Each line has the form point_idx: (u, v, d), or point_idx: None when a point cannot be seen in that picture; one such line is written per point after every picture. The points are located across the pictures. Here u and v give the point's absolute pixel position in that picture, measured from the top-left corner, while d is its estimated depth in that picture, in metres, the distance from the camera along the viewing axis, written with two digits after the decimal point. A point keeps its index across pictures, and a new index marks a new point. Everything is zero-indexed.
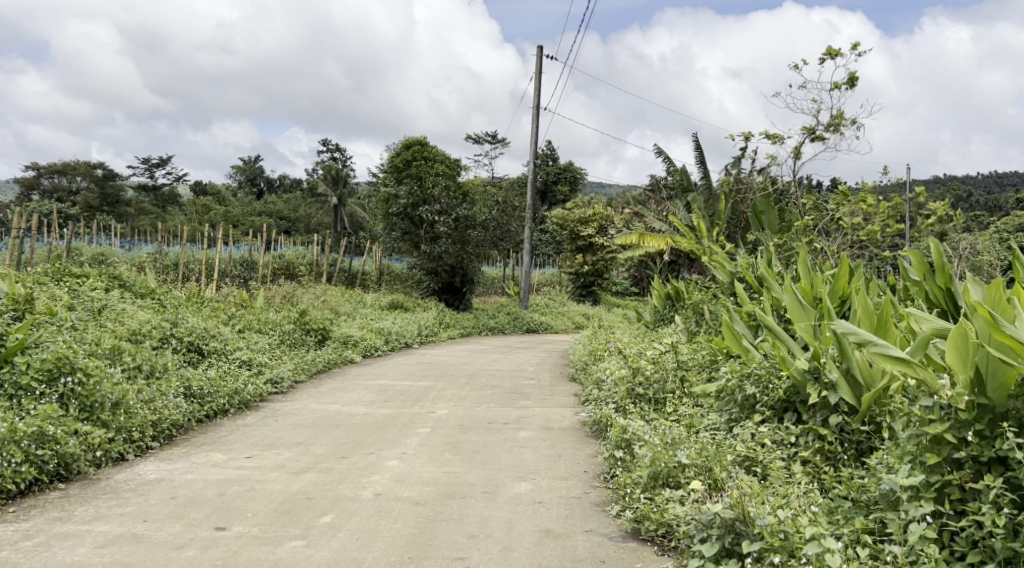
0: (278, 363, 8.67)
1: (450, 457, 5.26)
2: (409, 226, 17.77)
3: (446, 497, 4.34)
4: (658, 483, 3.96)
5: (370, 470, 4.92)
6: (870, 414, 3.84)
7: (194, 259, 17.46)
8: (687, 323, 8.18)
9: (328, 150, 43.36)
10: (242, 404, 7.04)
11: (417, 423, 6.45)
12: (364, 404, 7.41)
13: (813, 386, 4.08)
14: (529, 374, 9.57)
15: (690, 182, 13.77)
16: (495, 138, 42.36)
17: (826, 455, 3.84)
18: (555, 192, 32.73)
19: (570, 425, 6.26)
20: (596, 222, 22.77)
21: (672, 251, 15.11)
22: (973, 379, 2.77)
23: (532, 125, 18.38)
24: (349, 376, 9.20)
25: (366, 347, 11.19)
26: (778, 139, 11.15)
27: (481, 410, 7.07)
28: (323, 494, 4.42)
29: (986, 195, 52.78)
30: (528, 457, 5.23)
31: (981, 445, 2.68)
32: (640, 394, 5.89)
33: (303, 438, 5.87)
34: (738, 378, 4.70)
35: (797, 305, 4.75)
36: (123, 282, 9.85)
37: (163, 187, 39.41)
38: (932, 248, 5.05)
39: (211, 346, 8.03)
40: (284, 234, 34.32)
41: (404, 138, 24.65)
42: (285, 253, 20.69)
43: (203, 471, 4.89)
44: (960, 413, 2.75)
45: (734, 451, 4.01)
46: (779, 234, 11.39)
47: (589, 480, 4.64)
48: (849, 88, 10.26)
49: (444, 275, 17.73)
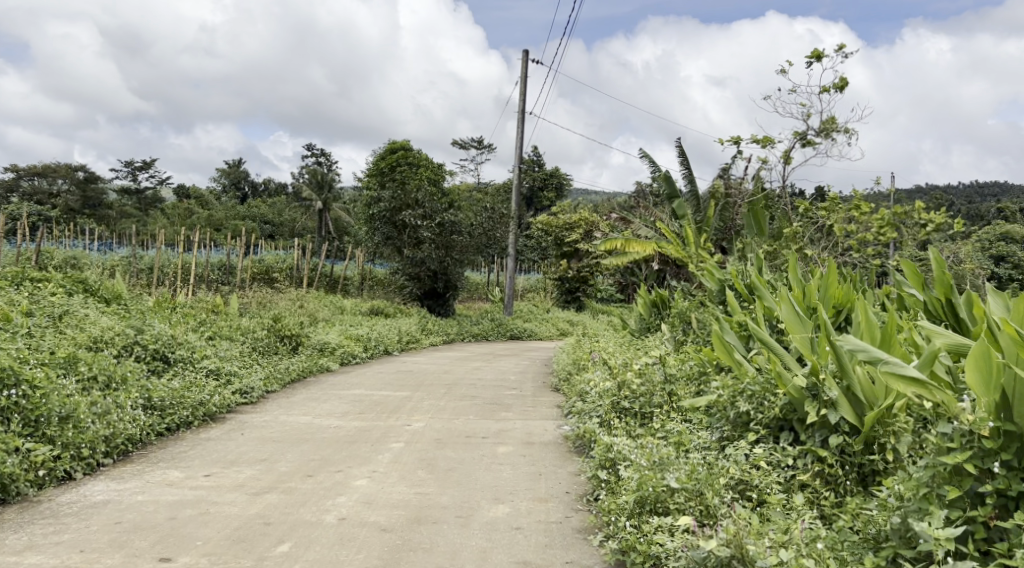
0: (248, 372, 8.30)
1: (423, 475, 4.93)
2: (390, 230, 17.36)
3: (416, 522, 4.02)
4: (645, 509, 3.67)
5: (336, 490, 4.59)
6: (874, 435, 3.55)
7: (170, 263, 17.03)
8: (674, 331, 7.90)
9: (313, 154, 42.91)
10: (207, 416, 6.68)
11: (391, 437, 6.11)
12: (337, 416, 7.06)
13: (812, 404, 3.78)
14: (511, 383, 9.26)
15: (677, 188, 13.53)
16: (481, 143, 42.07)
17: (827, 479, 3.58)
18: (541, 198, 32.52)
19: (552, 439, 5.95)
20: (581, 227, 22.51)
21: (658, 257, 14.91)
22: (998, 403, 2.49)
23: (517, 130, 18.09)
24: (323, 385, 8.85)
25: (343, 355, 10.83)
26: (768, 144, 10.92)
27: (459, 423, 6.75)
28: (282, 518, 4.09)
29: (967, 204, 53.21)
30: (506, 476, 4.91)
31: (1008, 477, 2.41)
32: (625, 408, 5.61)
33: (268, 454, 5.53)
34: (731, 394, 4.42)
35: (796, 316, 4.43)
36: (89, 286, 9.45)
37: (145, 190, 38.87)
38: (929, 257, 4.80)
39: (177, 354, 7.66)
40: (267, 238, 33.85)
41: (387, 143, 24.37)
42: (264, 258, 20.28)
43: (155, 491, 4.54)
44: (984, 440, 2.48)
45: (728, 474, 3.72)
46: (768, 242, 11.15)
47: (571, 502, 4.34)
48: (838, 92, 10.04)
49: (427, 281, 17.51)
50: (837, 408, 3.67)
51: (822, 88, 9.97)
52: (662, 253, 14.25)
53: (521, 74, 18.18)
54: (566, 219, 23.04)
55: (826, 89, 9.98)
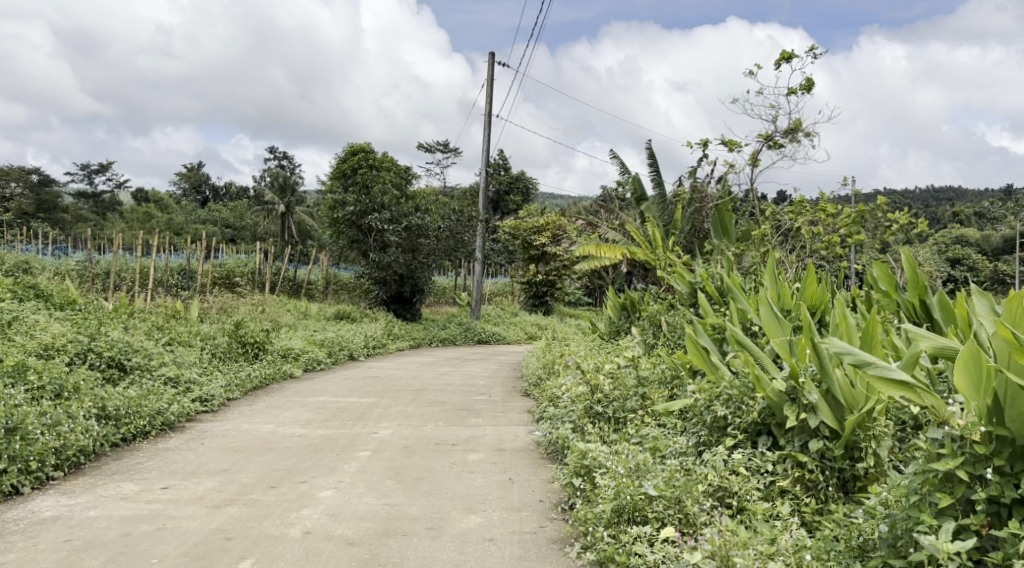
0: (209, 379, 8.06)
1: (391, 485, 4.77)
2: (355, 233, 17.09)
3: (384, 535, 3.86)
4: (623, 518, 3.55)
5: (300, 502, 4.41)
6: (853, 439, 3.50)
7: (128, 268, 16.59)
8: (644, 334, 7.83)
9: (275, 157, 42.34)
10: (165, 425, 6.43)
11: (358, 445, 5.93)
12: (301, 424, 6.86)
13: (790, 407, 3.71)
14: (480, 388, 9.12)
15: (644, 191, 13.52)
16: (447, 147, 41.91)
17: (807, 485, 3.52)
18: (507, 201, 32.42)
19: (523, 445, 5.83)
20: (549, 231, 22.45)
21: (626, 261, 14.88)
22: (989, 407, 2.44)
23: (484, 133, 17.96)
24: (287, 392, 8.62)
25: (307, 361, 10.60)
26: (735, 146, 10.93)
27: (428, 430, 6.59)
28: (244, 533, 3.89)
29: (924, 208, 54.39)
30: (477, 484, 4.77)
31: (1000, 484, 2.35)
32: (599, 413, 5.50)
33: (229, 464, 5.32)
34: (707, 399, 4.33)
35: (773, 318, 4.36)
36: (41, 292, 9.12)
37: (103, 194, 37.99)
38: (902, 258, 4.80)
39: (134, 361, 7.39)
40: (229, 242, 33.27)
41: (348, 146, 24.05)
42: (225, 262, 19.88)
43: (108, 506, 4.31)
44: (975, 446, 2.42)
45: (707, 480, 3.63)
46: (737, 244, 11.17)
47: (545, 512, 4.22)
48: (805, 93, 10.08)
49: (393, 284, 17.27)
50: (818, 412, 3.60)
51: (790, 90, 9.99)
52: (630, 257, 14.22)
53: (487, 76, 18.07)
54: (533, 223, 22.94)
55: (793, 92, 10.00)
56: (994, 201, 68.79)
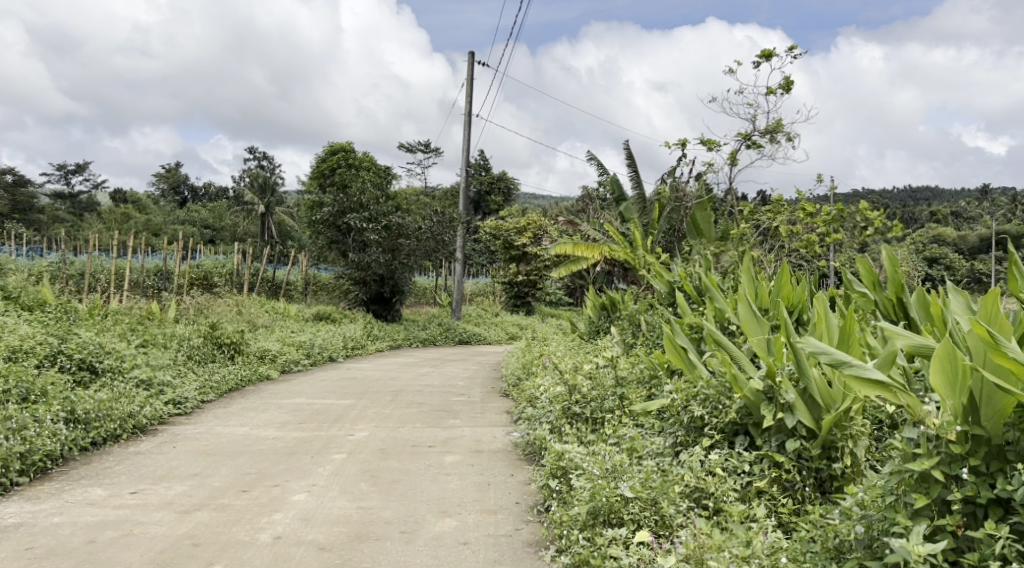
0: (183, 382, 7.94)
1: (365, 488, 4.70)
2: (334, 234, 16.96)
3: (356, 540, 3.79)
4: (598, 520, 3.51)
5: (272, 507, 4.32)
6: (830, 439, 3.47)
7: (103, 269, 16.36)
8: (623, 334, 7.80)
9: (255, 157, 42.01)
10: (136, 429, 6.31)
11: (333, 448, 5.85)
12: (276, 426, 6.76)
13: (767, 407, 3.68)
14: (459, 389, 9.05)
15: (624, 191, 13.52)
16: (428, 147, 41.79)
17: (784, 485, 3.49)
18: (488, 201, 32.36)
19: (501, 446, 5.77)
20: (530, 231, 22.40)
21: (606, 261, 14.86)
22: (964, 406, 2.41)
23: (464, 133, 17.89)
24: (263, 394, 8.51)
25: (284, 363, 10.48)
26: (713, 145, 10.94)
27: (405, 431, 6.52)
28: (212, 538, 3.81)
29: (901, 208, 54.97)
30: (453, 487, 4.71)
31: (976, 484, 2.32)
32: (577, 413, 5.45)
33: (201, 468, 5.22)
34: (685, 398, 4.30)
35: (750, 317, 4.33)
36: (10, 294, 8.95)
37: (79, 194, 37.46)
38: (880, 257, 4.79)
39: (105, 363, 7.26)
40: (208, 243, 32.97)
41: (328, 146, 23.89)
42: (202, 262, 19.67)
43: (74, 512, 4.20)
44: (951, 446, 2.39)
45: (683, 481, 3.60)
46: (716, 244, 11.18)
47: (521, 514, 4.16)
48: (783, 93, 10.11)
49: (373, 285, 17.14)
50: (795, 411, 3.57)
51: (768, 89, 10.02)
52: (610, 257, 14.21)
53: (468, 76, 18.00)
54: (515, 223, 22.89)
55: (772, 91, 10.03)
56: (969, 200, 69.70)
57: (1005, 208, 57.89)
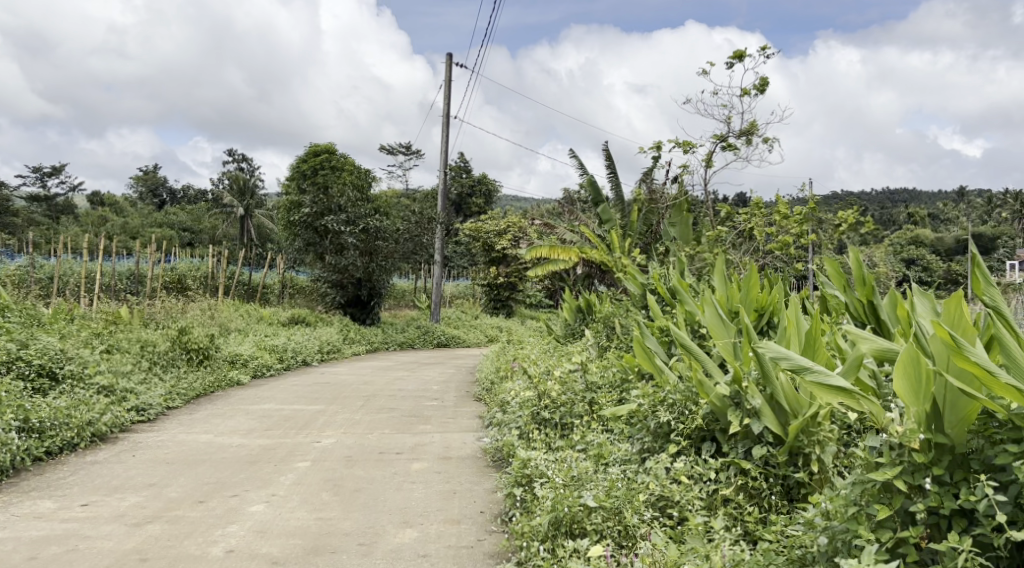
0: (148, 388, 7.75)
1: (327, 498, 4.56)
2: (311, 236, 16.77)
3: (311, 554, 3.66)
4: (560, 531, 3.40)
5: (228, 518, 4.18)
6: (797, 445, 3.40)
7: (74, 272, 16.05)
8: (597, 337, 7.70)
9: (234, 159, 41.61)
10: (95, 437, 6.13)
11: (297, 455, 5.70)
12: (241, 433, 6.59)
13: (733, 413, 3.60)
14: (433, 393, 8.91)
15: (602, 193, 13.44)
16: (409, 149, 41.63)
17: (750, 493, 3.41)
18: (469, 204, 32.21)
19: (470, 453, 5.65)
20: (510, 234, 22.30)
21: (584, 263, 14.77)
22: (927, 413, 2.32)
23: (442, 134, 17.77)
24: (231, 400, 8.33)
25: (256, 368, 10.29)
26: (689, 147, 10.90)
27: (373, 438, 6.38)
28: (162, 553, 3.67)
29: (879, 211, 55.41)
30: (417, 496, 4.59)
31: (940, 494, 2.23)
32: (546, 419, 5.33)
33: (158, 478, 5.05)
34: (652, 403, 4.21)
35: (719, 321, 4.25)
36: None
37: (55, 196, 36.82)
38: (849, 257, 4.73)
39: (65, 370, 7.07)
40: (186, 245, 32.63)
41: (308, 147, 23.69)
42: (177, 265, 19.39)
43: (18, 527, 4.03)
44: (914, 454, 2.30)
45: (648, 490, 3.52)
46: (692, 245, 11.12)
47: (485, 524, 4.05)
48: (758, 94, 10.08)
49: (350, 288, 16.93)
50: (762, 417, 3.50)
51: (743, 90, 9.98)
52: (587, 259, 14.13)
53: (446, 77, 17.86)
54: (494, 225, 22.77)
55: (747, 92, 9.98)
56: (947, 202, 70.39)
57: (980, 211, 58.49)
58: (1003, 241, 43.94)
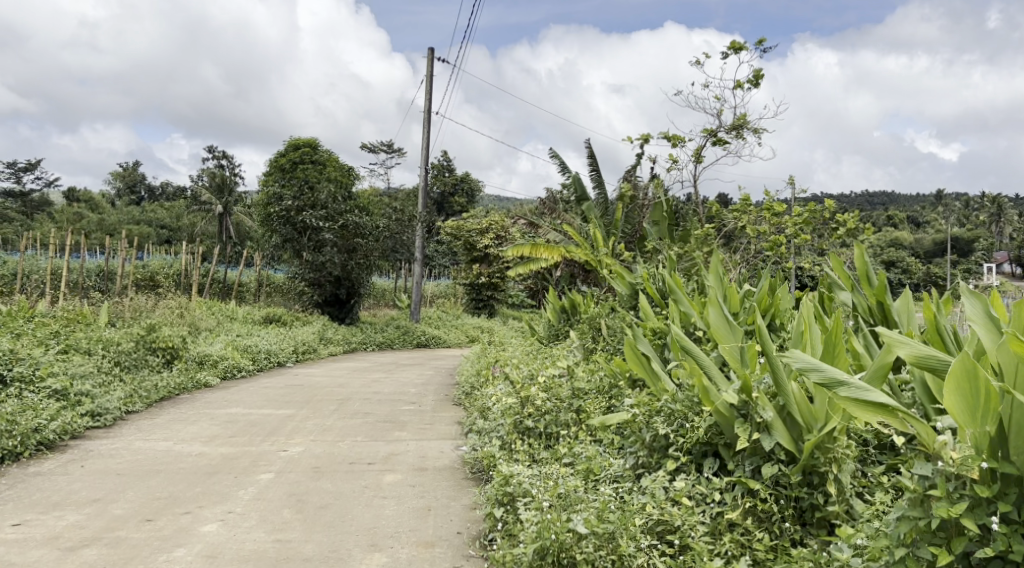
0: (106, 391, 7.29)
1: (287, 517, 4.14)
2: (290, 231, 16.19)
3: None
4: (547, 561, 3.02)
5: (175, 540, 3.76)
6: (812, 463, 3.05)
7: (40, 269, 15.47)
8: (582, 339, 7.31)
9: (214, 156, 40.94)
10: (41, 444, 5.67)
11: (260, 466, 5.28)
12: (202, 441, 6.15)
13: (741, 425, 3.22)
14: (409, 397, 8.50)
15: (586, 191, 13.07)
16: (391, 147, 41.21)
17: (759, 518, 3.04)
18: (451, 203, 31.75)
19: (447, 463, 5.25)
20: (493, 232, 21.89)
21: (566, 262, 14.40)
22: (994, 437, 2.23)
23: (425, 130, 17.33)
24: (197, 403, 7.89)
25: (226, 369, 9.81)
26: (679, 142, 10.54)
27: (344, 446, 5.96)
28: None
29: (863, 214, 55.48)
30: (388, 514, 4.17)
31: (1009, 534, 2.12)
32: (528, 428, 4.90)
33: (104, 492, 4.60)
34: (647, 414, 3.81)
35: (722, 323, 3.86)
36: None
37: (30, 192, 36.01)
38: (855, 254, 4.42)
39: (15, 373, 6.63)
40: (162, 243, 31.98)
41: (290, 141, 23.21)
42: (149, 262, 18.85)
43: None
44: (976, 485, 2.19)
45: (644, 514, 3.14)
46: (679, 245, 10.78)
47: (461, 548, 3.66)
48: (752, 87, 9.72)
49: (329, 287, 16.40)
50: (773, 432, 3.13)
51: (736, 83, 9.63)
52: (571, 258, 13.78)
53: (429, 73, 17.45)
54: (477, 223, 22.34)
55: (741, 84, 9.65)
56: (925, 204, 70.94)
57: (959, 213, 58.67)
58: (981, 245, 44.17)
